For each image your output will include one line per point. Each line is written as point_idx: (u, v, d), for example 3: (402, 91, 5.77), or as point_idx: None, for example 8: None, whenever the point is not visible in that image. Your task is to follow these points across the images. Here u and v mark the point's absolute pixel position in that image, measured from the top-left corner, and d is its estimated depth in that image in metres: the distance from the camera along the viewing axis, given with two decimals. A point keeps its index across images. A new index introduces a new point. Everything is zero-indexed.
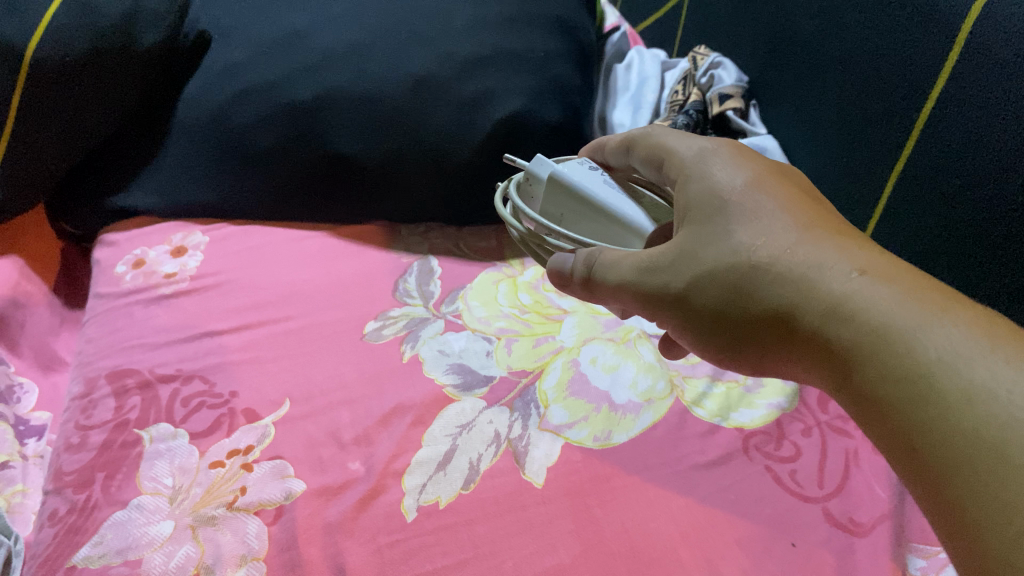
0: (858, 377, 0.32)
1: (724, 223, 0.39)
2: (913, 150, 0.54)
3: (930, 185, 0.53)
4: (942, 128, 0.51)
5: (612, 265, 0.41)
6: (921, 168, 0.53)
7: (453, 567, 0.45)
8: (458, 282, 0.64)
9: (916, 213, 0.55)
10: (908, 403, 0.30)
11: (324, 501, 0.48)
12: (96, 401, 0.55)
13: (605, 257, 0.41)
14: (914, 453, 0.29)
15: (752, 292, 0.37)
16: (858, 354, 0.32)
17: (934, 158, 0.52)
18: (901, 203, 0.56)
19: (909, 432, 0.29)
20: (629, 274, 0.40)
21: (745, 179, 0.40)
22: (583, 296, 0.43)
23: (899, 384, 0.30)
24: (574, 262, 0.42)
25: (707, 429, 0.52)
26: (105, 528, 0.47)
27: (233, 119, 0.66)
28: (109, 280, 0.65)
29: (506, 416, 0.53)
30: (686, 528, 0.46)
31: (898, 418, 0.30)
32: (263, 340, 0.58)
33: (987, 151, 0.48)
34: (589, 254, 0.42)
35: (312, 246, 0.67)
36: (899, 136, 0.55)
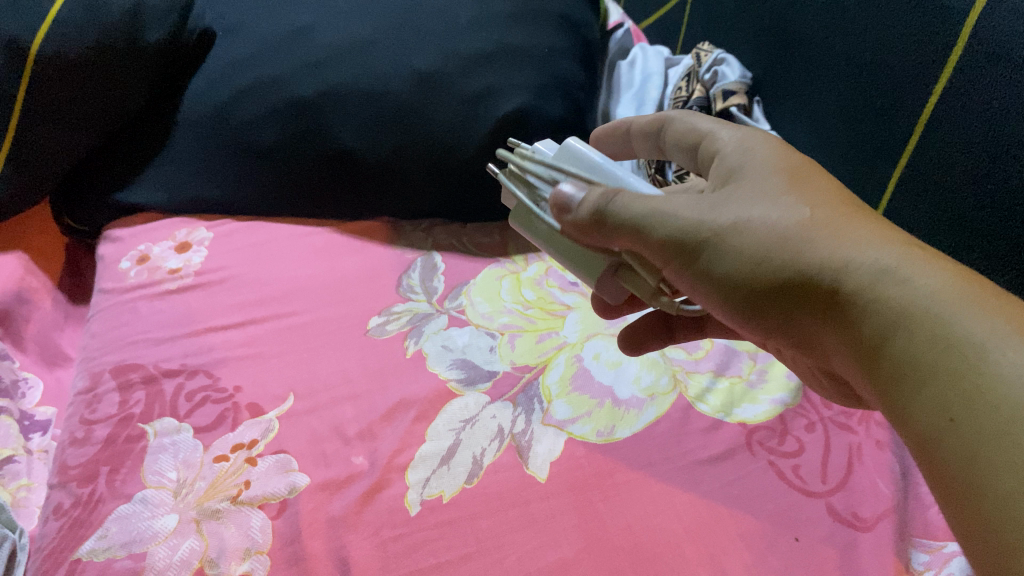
0: (898, 345, 0.32)
1: (768, 187, 0.38)
2: (918, 144, 0.54)
3: (935, 181, 0.53)
4: (945, 126, 0.51)
5: (634, 208, 0.37)
6: (926, 162, 0.54)
7: (456, 561, 0.45)
8: (462, 277, 0.64)
9: (921, 206, 0.55)
10: (945, 378, 0.30)
11: (327, 496, 0.48)
12: (101, 395, 0.55)
13: (623, 199, 0.37)
14: (951, 425, 0.29)
15: (794, 249, 0.35)
16: (893, 327, 0.32)
17: (939, 152, 0.52)
18: (907, 197, 0.56)
19: (948, 402, 0.29)
20: (650, 221, 0.36)
21: (792, 156, 0.40)
22: (590, 233, 0.38)
23: (945, 354, 0.30)
24: (589, 194, 0.38)
25: (710, 425, 0.52)
26: (109, 522, 0.48)
27: (237, 115, 0.67)
28: (113, 276, 0.65)
29: (510, 411, 0.53)
30: (689, 523, 0.46)
31: (937, 387, 0.30)
32: (267, 336, 0.59)
33: (993, 144, 0.48)
34: (607, 193, 0.38)
35: (316, 242, 0.67)
36: (903, 131, 0.55)
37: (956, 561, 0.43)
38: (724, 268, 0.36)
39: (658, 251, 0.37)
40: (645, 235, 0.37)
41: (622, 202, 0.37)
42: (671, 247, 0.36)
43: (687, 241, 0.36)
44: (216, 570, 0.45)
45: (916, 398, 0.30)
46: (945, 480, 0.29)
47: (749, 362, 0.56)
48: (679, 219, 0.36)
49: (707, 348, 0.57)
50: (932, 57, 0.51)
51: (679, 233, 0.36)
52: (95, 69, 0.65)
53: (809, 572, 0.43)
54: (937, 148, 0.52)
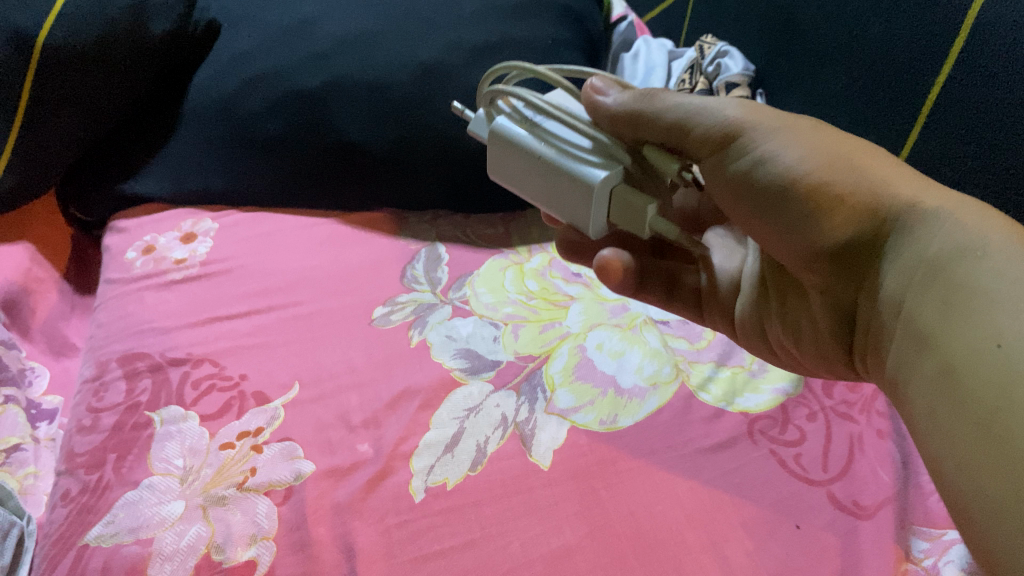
0: (958, 274, 0.33)
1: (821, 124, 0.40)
2: (921, 135, 0.55)
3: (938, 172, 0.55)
4: (949, 118, 0.53)
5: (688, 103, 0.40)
6: (931, 152, 0.55)
7: (460, 547, 0.45)
8: (466, 268, 0.64)
9: None
10: (997, 305, 0.31)
11: (332, 482, 0.49)
12: (108, 383, 0.56)
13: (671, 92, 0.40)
14: (998, 351, 0.30)
15: (846, 169, 0.37)
16: (947, 258, 0.34)
17: (945, 141, 0.54)
18: None
19: (996, 331, 0.30)
20: (703, 112, 0.39)
21: None
22: (630, 124, 0.40)
23: (988, 292, 0.32)
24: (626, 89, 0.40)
25: (712, 414, 0.52)
26: (116, 508, 0.48)
27: (242, 107, 0.67)
28: (120, 266, 0.65)
29: (513, 400, 0.53)
30: (691, 510, 0.46)
31: (984, 318, 0.31)
32: (273, 325, 0.59)
33: (1000, 132, 0.50)
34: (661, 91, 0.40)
35: (321, 233, 0.67)
36: (905, 122, 0.56)
37: (956, 549, 0.44)
38: (767, 173, 0.38)
39: (706, 143, 0.40)
40: (695, 126, 0.39)
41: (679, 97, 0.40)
42: (720, 141, 0.39)
43: (737, 139, 0.39)
44: (223, 556, 0.45)
45: (962, 323, 0.32)
46: (973, 406, 0.29)
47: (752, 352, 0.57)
48: (734, 115, 0.39)
49: (709, 339, 0.58)
50: (934, 51, 0.52)
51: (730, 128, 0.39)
52: (100, 59, 0.65)
53: (810, 558, 0.44)
54: (941, 140, 0.54)
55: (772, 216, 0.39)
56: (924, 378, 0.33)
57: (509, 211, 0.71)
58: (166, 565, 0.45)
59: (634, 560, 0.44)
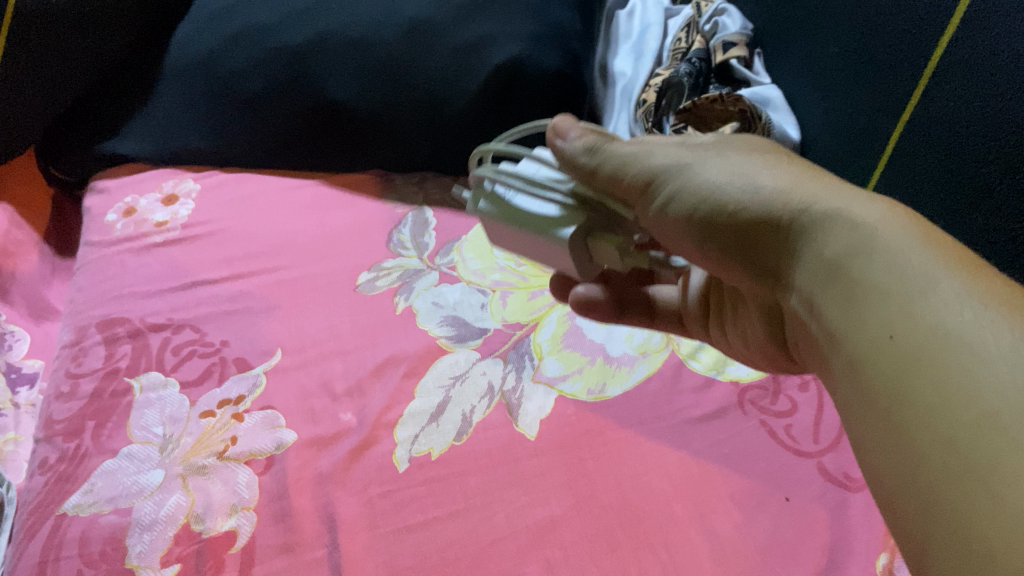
0: (856, 270, 0.29)
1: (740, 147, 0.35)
2: (921, 103, 0.51)
3: (920, 170, 0.52)
4: (933, 111, 0.50)
5: (620, 148, 0.36)
6: (930, 122, 0.50)
7: (444, 518, 0.45)
8: (454, 234, 0.62)
9: (923, 170, 0.52)
10: (890, 299, 0.27)
11: (315, 452, 0.48)
12: (87, 349, 0.55)
13: (615, 142, 0.37)
14: (891, 342, 0.26)
15: (762, 183, 0.33)
16: (850, 256, 0.29)
17: (944, 112, 0.49)
18: (906, 159, 0.53)
19: (891, 322, 0.26)
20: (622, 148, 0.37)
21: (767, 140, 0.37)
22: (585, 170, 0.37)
23: (892, 275, 0.27)
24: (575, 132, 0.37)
25: (703, 383, 0.51)
26: (95, 477, 0.48)
27: (224, 64, 0.65)
28: (100, 228, 0.64)
29: (500, 368, 0.52)
30: (678, 481, 0.45)
31: (878, 315, 0.27)
32: (255, 291, 0.58)
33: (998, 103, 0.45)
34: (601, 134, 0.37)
35: (305, 195, 0.65)
36: (905, 88, 0.52)
37: None
38: (684, 204, 0.35)
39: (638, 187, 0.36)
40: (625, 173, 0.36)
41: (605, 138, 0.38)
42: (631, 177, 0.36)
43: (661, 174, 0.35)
44: (203, 526, 0.45)
45: (863, 315, 0.28)
46: (872, 404, 0.26)
47: None
48: (660, 159, 0.35)
49: None
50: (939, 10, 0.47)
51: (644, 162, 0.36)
52: (73, 17, 0.63)
53: (798, 533, 0.43)
54: (924, 135, 0.51)
55: (698, 239, 0.35)
56: (843, 384, 0.28)
57: None
58: (144, 536, 0.45)
59: (620, 532, 0.43)
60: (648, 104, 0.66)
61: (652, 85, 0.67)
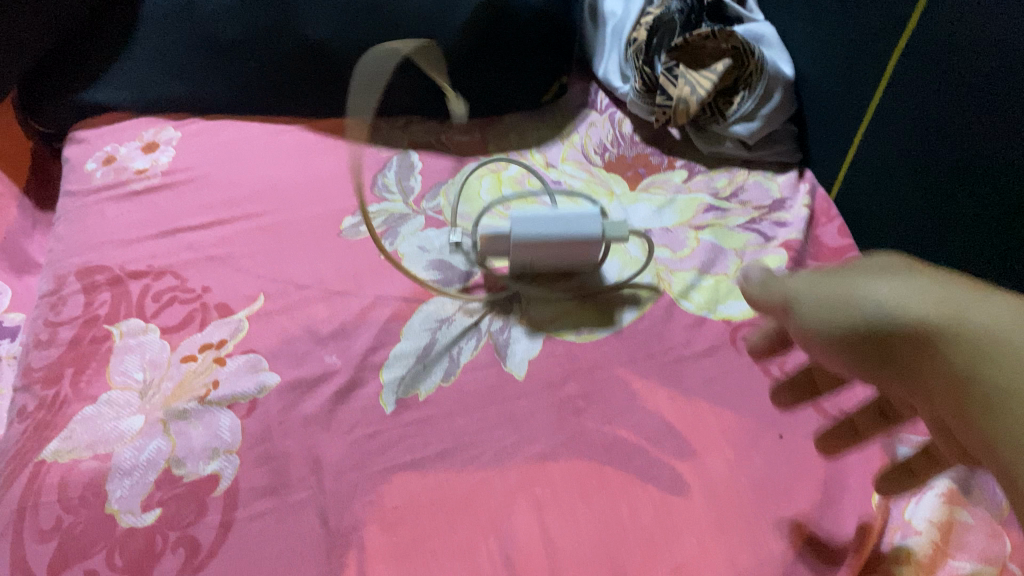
0: (982, 389, 0.26)
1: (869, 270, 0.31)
2: (903, 69, 0.49)
3: (896, 144, 0.51)
4: (917, 70, 0.47)
5: (798, 313, 0.32)
6: (911, 93, 0.48)
7: (433, 458, 0.44)
8: (440, 176, 0.61)
9: (899, 143, 0.50)
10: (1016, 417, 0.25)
11: (298, 394, 0.47)
12: (66, 297, 0.53)
13: (785, 281, 0.33)
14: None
15: (864, 303, 0.29)
16: (966, 372, 0.27)
17: (925, 86, 0.47)
18: (885, 128, 0.51)
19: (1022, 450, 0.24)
20: (786, 291, 0.33)
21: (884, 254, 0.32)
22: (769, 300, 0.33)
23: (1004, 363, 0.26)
24: (756, 284, 0.34)
25: (694, 321, 0.50)
26: (74, 423, 0.46)
27: (202, 6, 0.63)
28: (79, 178, 0.62)
29: (487, 310, 0.51)
30: (670, 419, 0.45)
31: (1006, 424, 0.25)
32: (238, 236, 0.56)
33: (981, 84, 0.43)
34: (775, 284, 0.33)
35: (287, 141, 0.64)
36: (889, 52, 0.50)
37: None
38: (828, 331, 0.31)
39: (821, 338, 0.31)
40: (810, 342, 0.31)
41: (766, 282, 0.34)
42: (767, 307, 0.34)
43: (830, 331, 0.30)
44: (184, 470, 0.44)
45: (1002, 426, 0.25)
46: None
47: (736, 260, 0.54)
48: (816, 304, 0.31)
49: (693, 245, 0.54)
50: None
51: (811, 303, 0.31)
52: None
53: (793, 469, 0.42)
54: (907, 95, 0.49)
55: (853, 359, 0.30)
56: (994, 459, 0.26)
57: (485, 116, 0.67)
58: (125, 481, 0.43)
59: (611, 469, 0.43)
60: (638, 42, 0.63)
61: (643, 22, 0.65)
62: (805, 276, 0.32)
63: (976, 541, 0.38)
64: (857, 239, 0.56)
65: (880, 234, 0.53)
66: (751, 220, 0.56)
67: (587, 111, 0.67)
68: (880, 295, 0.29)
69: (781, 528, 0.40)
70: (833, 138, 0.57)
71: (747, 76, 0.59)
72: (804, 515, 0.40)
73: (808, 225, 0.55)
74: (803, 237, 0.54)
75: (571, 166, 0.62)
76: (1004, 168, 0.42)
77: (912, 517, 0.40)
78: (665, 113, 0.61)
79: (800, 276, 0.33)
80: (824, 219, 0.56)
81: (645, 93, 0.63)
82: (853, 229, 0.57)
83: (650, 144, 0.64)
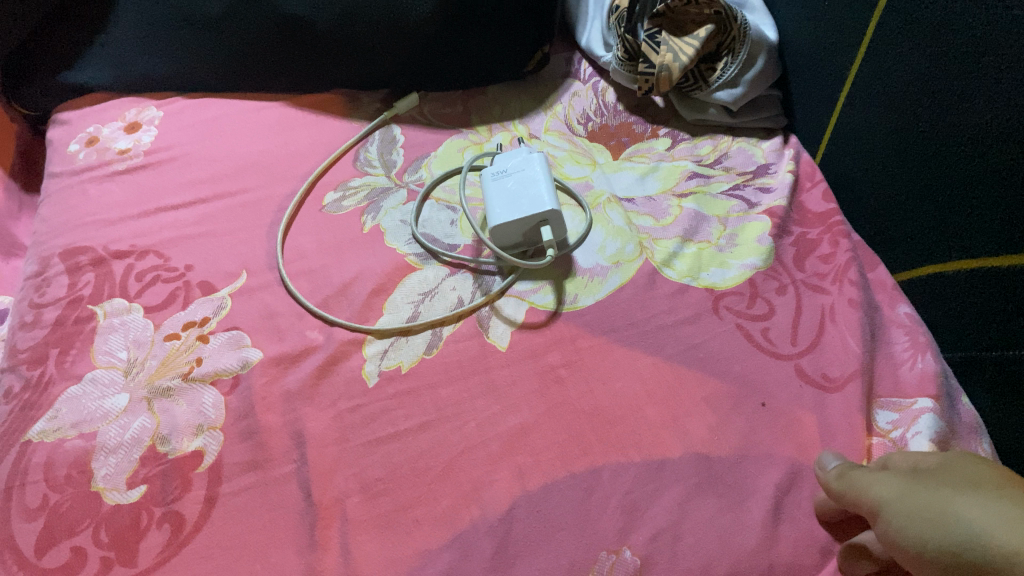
0: None
1: (943, 486, 0.32)
2: (876, 34, 0.48)
3: (872, 115, 0.50)
4: (892, 34, 0.46)
5: (868, 490, 0.34)
6: (884, 60, 0.48)
7: (415, 429, 0.44)
8: (422, 150, 0.61)
9: (874, 114, 0.50)
10: None
11: (281, 369, 0.47)
12: (50, 278, 0.53)
13: (866, 473, 0.35)
14: None
15: (947, 521, 0.30)
16: None
17: (895, 52, 0.46)
18: (862, 98, 0.51)
19: None
20: (875, 498, 0.34)
21: (979, 463, 0.33)
22: (838, 486, 0.36)
23: None
24: (831, 473, 0.38)
25: (677, 289, 0.50)
26: (59, 403, 0.46)
27: None
28: (63, 159, 0.62)
29: (470, 283, 0.51)
30: (651, 386, 0.45)
31: None
32: (220, 214, 0.56)
33: (943, 53, 0.42)
34: (849, 479, 0.36)
35: (268, 117, 0.64)
36: (864, 17, 0.49)
37: (925, 418, 0.41)
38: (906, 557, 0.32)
39: (886, 518, 0.33)
40: (869, 496, 0.34)
41: (854, 481, 0.36)
42: (850, 506, 0.35)
43: (887, 524, 0.33)
44: (168, 447, 0.44)
45: None
46: None
47: (719, 227, 0.53)
48: (886, 501, 0.33)
49: (676, 213, 0.55)
50: None
51: (901, 517, 0.32)
52: None
53: (775, 434, 0.42)
54: (884, 61, 0.48)
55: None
56: None
57: (467, 88, 0.67)
58: (110, 458, 0.43)
59: (592, 437, 0.43)
60: (621, 10, 0.63)
61: None
62: (877, 479, 0.35)
63: None
64: (843, 204, 0.56)
65: (863, 209, 0.53)
66: (734, 186, 0.56)
67: (571, 80, 0.68)
68: (974, 523, 0.30)
69: (764, 492, 0.40)
70: (819, 101, 0.57)
71: (730, 41, 0.59)
72: (785, 478, 0.40)
73: (792, 191, 0.55)
74: (787, 203, 0.54)
75: (555, 136, 0.62)
76: (965, 136, 0.41)
77: None
78: (648, 81, 0.61)
79: (887, 481, 0.34)
80: (809, 184, 0.56)
81: (627, 61, 0.63)
82: (839, 197, 0.56)
83: (634, 112, 0.64)
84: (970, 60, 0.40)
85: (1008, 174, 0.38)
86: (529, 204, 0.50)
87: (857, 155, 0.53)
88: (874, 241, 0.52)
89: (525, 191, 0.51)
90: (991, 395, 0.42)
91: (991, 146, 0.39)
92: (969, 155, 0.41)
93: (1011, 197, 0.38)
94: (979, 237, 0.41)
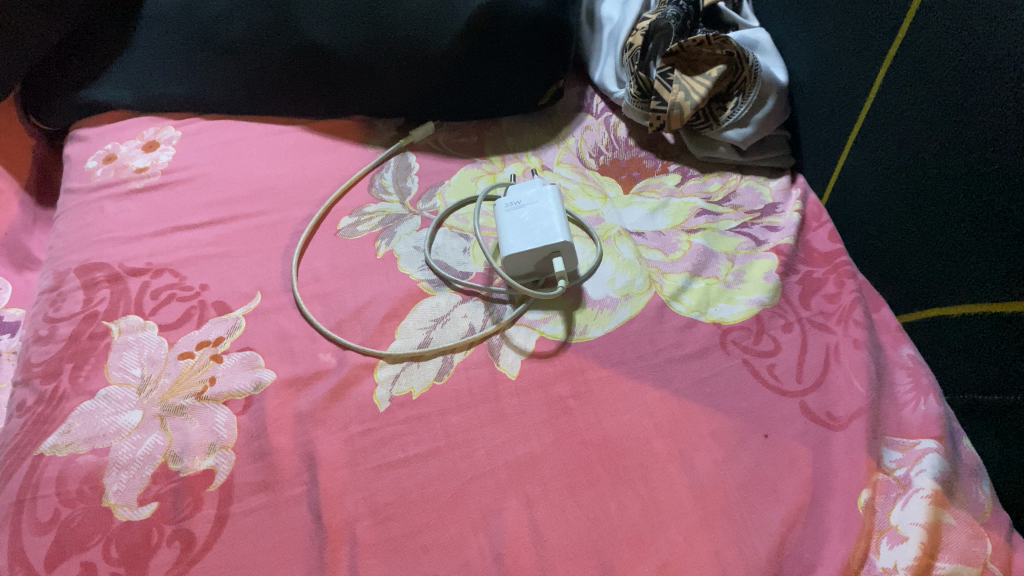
0: None
1: None
2: (885, 82, 0.49)
3: (879, 161, 0.51)
4: (900, 83, 0.48)
5: None
6: (892, 109, 0.49)
7: (426, 455, 0.44)
8: (436, 178, 0.62)
9: (882, 158, 0.51)
10: None
11: (294, 392, 0.48)
12: (66, 293, 0.54)
13: None
14: None
15: None
16: None
17: (903, 103, 0.48)
18: (869, 144, 0.52)
19: None
20: None
21: None
22: None
23: None
24: None
25: (685, 323, 0.51)
26: (72, 417, 0.47)
27: (205, 6, 0.64)
28: (80, 176, 0.63)
29: (481, 310, 0.52)
30: (659, 419, 0.45)
31: None
32: (236, 235, 0.57)
33: (951, 104, 0.43)
34: None
35: (287, 141, 0.65)
36: (874, 66, 0.50)
37: (929, 457, 0.42)
38: None
39: None
40: None
41: None
42: None
43: None
44: (180, 465, 0.44)
45: None
46: None
47: (727, 263, 0.54)
48: None
49: (685, 249, 0.56)
50: None
51: None
52: None
53: (779, 469, 0.43)
54: (892, 108, 0.49)
55: None
56: None
57: (481, 119, 0.68)
58: (122, 475, 0.44)
59: (600, 468, 0.43)
60: (635, 48, 0.65)
61: (640, 27, 0.66)
62: None
63: (959, 542, 0.38)
64: (848, 243, 0.57)
65: (869, 250, 0.54)
66: (742, 223, 0.57)
67: (584, 114, 0.70)
68: None
69: (768, 527, 0.41)
70: (827, 144, 0.58)
71: (741, 82, 0.60)
72: (789, 515, 0.41)
73: (798, 230, 0.56)
74: (793, 241, 0.55)
75: (566, 168, 0.63)
76: (971, 184, 0.42)
77: (899, 522, 0.40)
78: (660, 118, 0.62)
79: None
80: (815, 224, 0.57)
81: (640, 97, 0.64)
82: (845, 237, 0.57)
83: (644, 148, 0.65)
84: (976, 111, 0.41)
85: (1009, 220, 0.39)
86: (541, 235, 0.50)
87: (864, 198, 0.54)
88: (879, 282, 0.53)
89: (538, 223, 0.51)
90: (993, 438, 0.43)
91: (995, 196, 0.40)
92: (974, 204, 0.42)
93: (1013, 245, 0.39)
94: (983, 283, 0.42)
